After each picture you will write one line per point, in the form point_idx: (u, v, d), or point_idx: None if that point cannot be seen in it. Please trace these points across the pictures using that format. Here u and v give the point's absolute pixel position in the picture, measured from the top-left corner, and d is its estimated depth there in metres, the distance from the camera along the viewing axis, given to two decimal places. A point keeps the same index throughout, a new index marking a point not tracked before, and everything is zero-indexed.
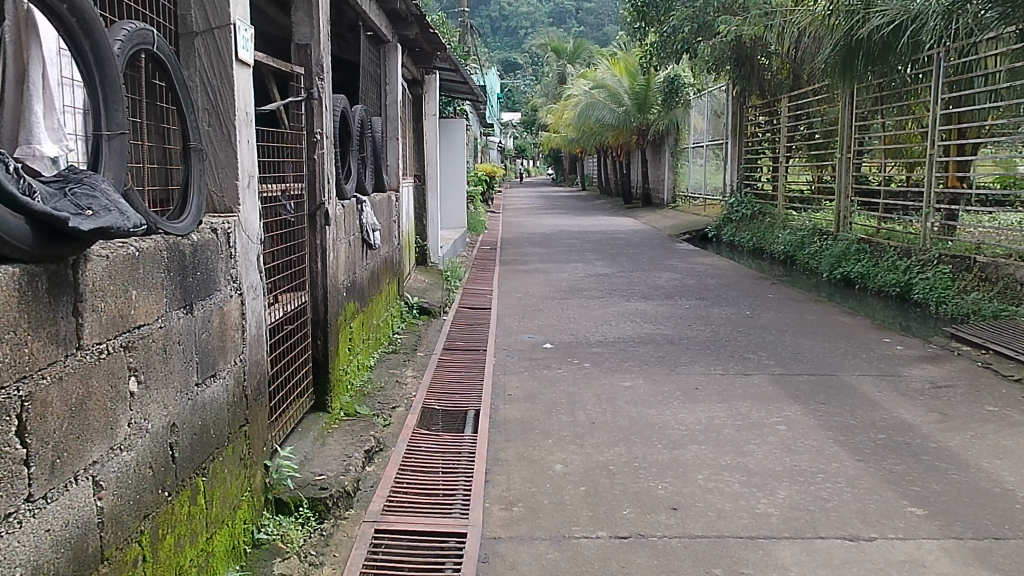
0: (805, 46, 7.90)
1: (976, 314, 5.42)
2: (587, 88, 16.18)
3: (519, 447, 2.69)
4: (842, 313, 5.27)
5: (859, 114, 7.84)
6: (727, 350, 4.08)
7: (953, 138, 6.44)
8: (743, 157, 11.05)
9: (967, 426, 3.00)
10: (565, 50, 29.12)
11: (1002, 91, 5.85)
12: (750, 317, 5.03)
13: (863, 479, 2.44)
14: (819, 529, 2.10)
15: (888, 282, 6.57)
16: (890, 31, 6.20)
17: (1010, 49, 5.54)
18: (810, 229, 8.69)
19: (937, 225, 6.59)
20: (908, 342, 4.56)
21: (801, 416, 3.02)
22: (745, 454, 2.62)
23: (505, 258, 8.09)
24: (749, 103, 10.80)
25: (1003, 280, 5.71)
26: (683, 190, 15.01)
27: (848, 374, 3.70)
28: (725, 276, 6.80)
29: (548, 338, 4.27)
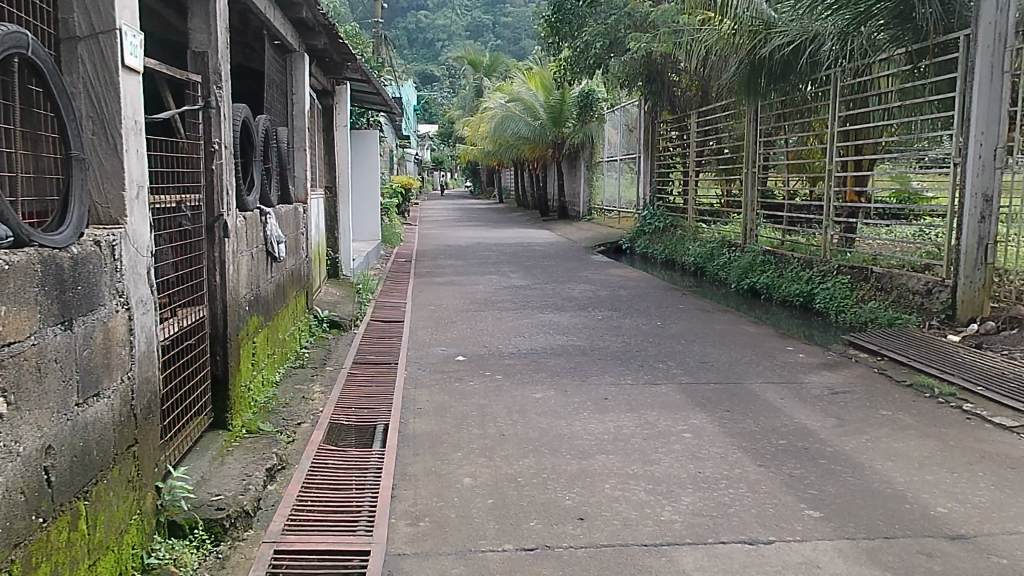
0: (713, 63, 8.17)
1: (873, 322, 5.69)
2: (502, 101, 16.30)
3: (427, 461, 2.67)
4: (748, 323, 5.44)
5: (764, 131, 8.13)
6: (637, 360, 4.16)
7: (851, 154, 6.77)
8: (655, 170, 11.32)
9: (862, 430, 3.13)
10: (481, 64, 29.27)
11: (895, 111, 6.20)
12: (661, 328, 5.13)
13: (763, 484, 2.51)
14: (720, 534, 2.15)
15: (792, 292, 6.84)
16: (790, 51, 6.88)
17: (901, 70, 6.02)
18: (718, 241, 8.97)
19: (836, 237, 6.93)
20: (809, 350, 4.74)
21: (707, 423, 3.09)
22: (652, 462, 2.66)
23: (420, 270, 8.04)
24: (660, 118, 11.09)
25: (897, 290, 6.07)
26: (598, 203, 15.28)
27: (752, 382, 3.81)
28: (637, 288, 6.94)
29: (460, 351, 4.27)
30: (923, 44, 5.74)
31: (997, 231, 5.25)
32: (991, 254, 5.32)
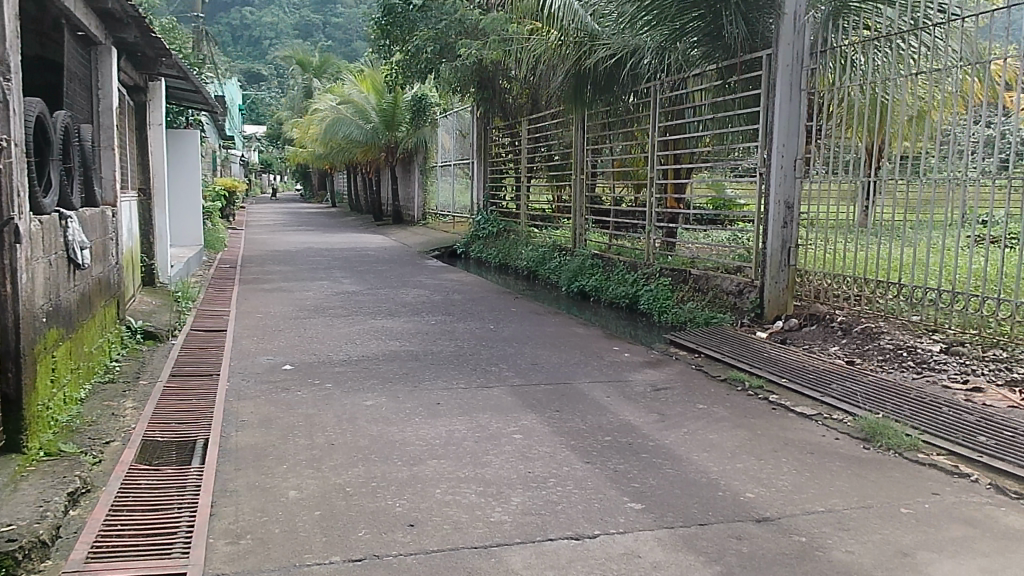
0: (542, 71, 8.42)
1: (691, 321, 6.04)
2: (333, 104, 16.01)
3: (250, 476, 2.56)
4: (577, 324, 5.63)
5: (590, 139, 8.46)
6: (470, 364, 4.19)
7: (670, 163, 7.19)
8: (488, 176, 11.50)
9: (681, 424, 3.32)
10: (310, 64, 28.58)
11: (707, 123, 6.65)
12: (494, 331, 5.20)
13: (589, 480, 2.59)
14: (547, 531, 2.20)
15: (618, 294, 7.15)
16: (612, 63, 7.32)
17: (712, 85, 6.47)
18: (549, 245, 9.24)
19: (659, 241, 7.35)
20: (633, 349, 4.96)
21: (536, 424, 3.16)
22: (482, 465, 2.69)
23: (246, 277, 7.72)
24: (492, 124, 11.29)
25: (712, 291, 6.52)
26: (432, 208, 15.32)
27: (580, 381, 3.94)
28: (471, 292, 7.01)
29: (288, 360, 4.13)
30: (732, 60, 6.21)
31: (798, 235, 5.83)
32: (793, 257, 5.89)
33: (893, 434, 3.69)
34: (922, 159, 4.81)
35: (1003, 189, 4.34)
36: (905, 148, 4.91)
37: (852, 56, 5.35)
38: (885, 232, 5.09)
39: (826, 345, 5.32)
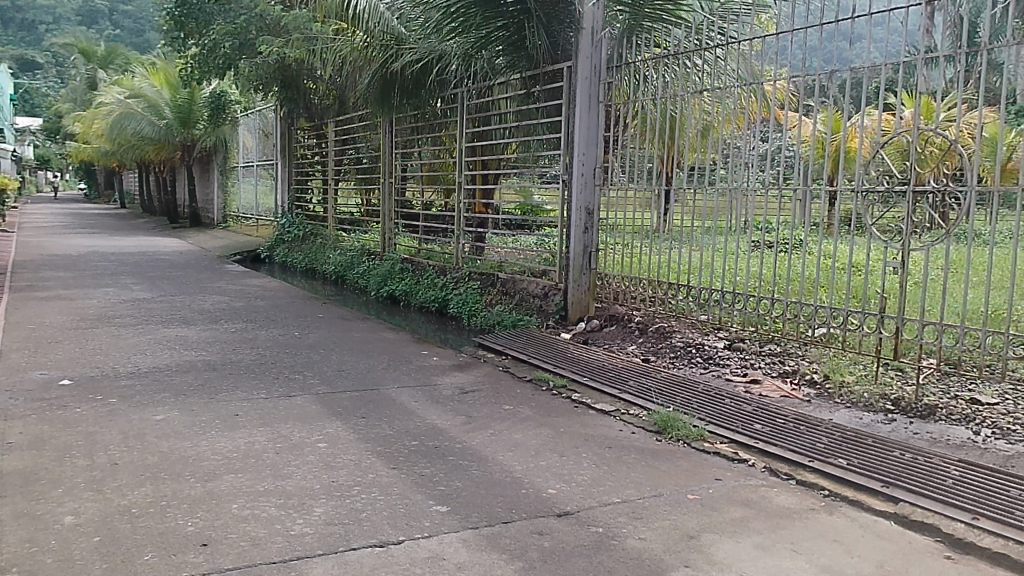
0: (348, 73, 8.32)
1: (499, 324, 6.18)
2: (121, 97, 14.89)
3: (16, 503, 2.32)
4: (385, 329, 5.58)
5: (398, 143, 8.46)
6: (272, 372, 4.04)
7: (477, 169, 7.33)
8: (293, 177, 11.17)
9: (487, 425, 3.39)
10: (95, 54, 26.44)
11: (512, 130, 6.88)
12: (298, 338, 5.05)
13: (395, 486, 2.58)
14: (350, 540, 2.17)
15: (427, 298, 7.19)
16: (419, 68, 7.38)
17: (517, 94, 6.68)
18: (358, 249, 9.13)
19: (468, 246, 7.49)
20: (442, 353, 5.00)
21: (341, 432, 3.10)
22: (283, 477, 2.60)
23: (17, 284, 7.00)
24: (297, 124, 10.98)
25: (519, 294, 6.72)
26: (234, 210, 14.65)
27: (388, 387, 3.91)
28: (275, 297, 6.77)
29: (66, 374, 3.79)
30: (534, 71, 6.45)
31: (599, 239, 6.14)
32: (593, 260, 6.19)
33: (683, 426, 3.97)
34: (708, 170, 5.21)
35: (779, 199, 4.76)
36: (696, 161, 5.29)
37: (644, 71, 5.73)
38: (678, 238, 5.47)
39: (624, 345, 5.65)
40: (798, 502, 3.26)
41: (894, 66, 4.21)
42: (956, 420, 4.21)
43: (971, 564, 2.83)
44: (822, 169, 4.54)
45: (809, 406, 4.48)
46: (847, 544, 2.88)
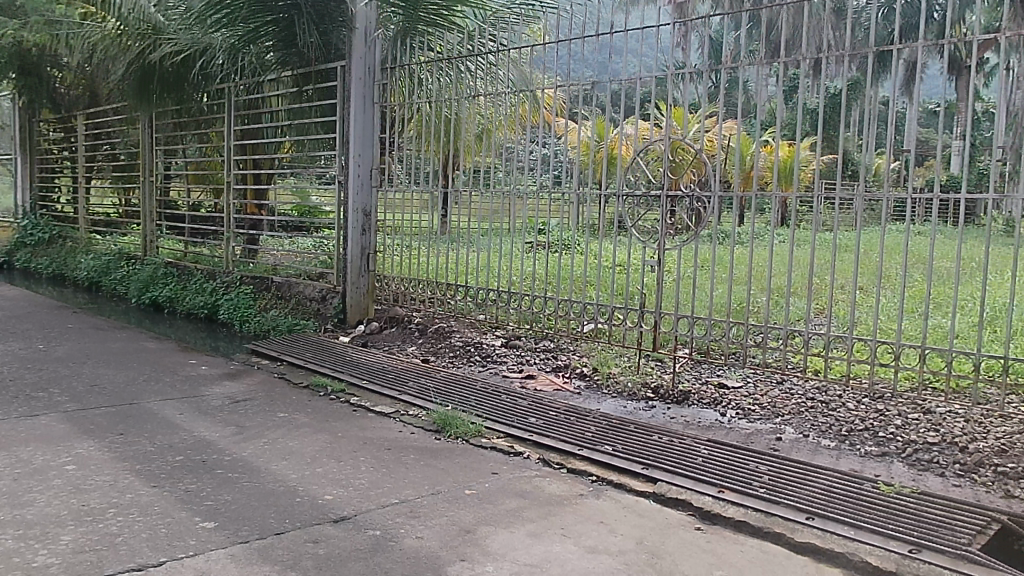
0: (100, 63, 7.72)
1: (274, 330, 6.03)
2: None
3: None
4: (146, 338, 5.22)
5: (159, 139, 7.95)
6: (10, 390, 3.64)
7: (248, 168, 7.10)
8: (36, 175, 10.15)
9: (260, 436, 3.33)
10: None
11: (284, 128, 6.73)
12: (43, 351, 4.59)
13: (156, 505, 2.46)
14: (104, 567, 2.04)
15: (196, 304, 6.81)
16: (180, 61, 7.06)
17: (289, 91, 6.56)
18: (114, 253, 8.47)
19: (239, 248, 7.19)
20: (211, 361, 4.77)
21: (94, 451, 2.88)
22: (24, 504, 2.37)
23: None
24: (39, 116, 9.98)
25: (295, 298, 6.56)
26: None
27: (148, 400, 3.67)
28: (15, 307, 6.11)
29: None
30: (306, 68, 6.35)
31: (377, 241, 6.15)
32: (372, 262, 6.19)
33: (461, 423, 4.05)
34: (487, 173, 5.39)
35: (553, 201, 5.03)
36: (476, 163, 5.45)
37: (420, 74, 5.82)
38: (459, 239, 5.61)
39: (403, 346, 5.70)
40: (568, 489, 3.44)
41: (651, 79, 4.59)
42: (706, 403, 4.68)
43: (717, 533, 3.15)
44: (590, 173, 4.85)
45: (579, 397, 4.76)
46: (611, 524, 3.09)
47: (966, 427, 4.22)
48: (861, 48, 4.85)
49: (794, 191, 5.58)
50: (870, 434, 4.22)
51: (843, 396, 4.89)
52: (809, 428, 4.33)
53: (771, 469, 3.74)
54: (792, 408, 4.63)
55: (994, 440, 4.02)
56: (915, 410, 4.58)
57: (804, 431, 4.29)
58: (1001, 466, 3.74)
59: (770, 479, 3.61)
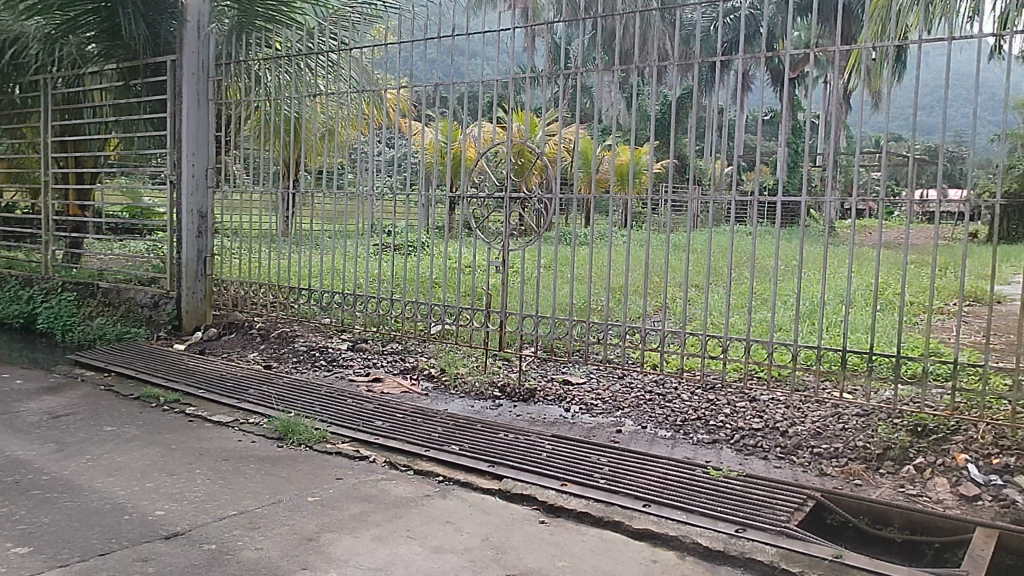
0: None
1: (101, 339, 5.66)
2: None
3: None
4: None
5: None
6: None
7: (71, 166, 6.68)
8: None
9: (83, 452, 3.31)
10: None
11: (109, 124, 6.38)
12: None
13: None
14: None
15: (9, 313, 6.28)
16: None
17: (114, 85, 6.17)
18: None
19: (60, 253, 6.70)
20: (28, 377, 4.54)
21: None
22: None
23: None
24: None
25: (125, 304, 6.23)
26: None
27: None
28: None
29: None
30: (133, 61, 6.00)
31: (214, 243, 5.93)
32: (209, 266, 5.97)
33: (305, 429, 3.96)
34: (336, 174, 5.33)
35: (400, 203, 5.05)
36: (320, 164, 5.39)
37: (257, 70, 5.67)
38: (304, 241, 5.53)
39: (244, 352, 5.54)
40: (414, 490, 3.46)
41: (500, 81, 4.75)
42: (551, 400, 4.82)
43: (559, 525, 3.25)
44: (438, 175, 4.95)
45: (427, 399, 4.77)
46: (457, 523, 3.13)
47: (786, 413, 4.57)
48: (693, 59, 5.20)
49: (634, 193, 5.86)
50: (702, 423, 4.47)
51: (677, 388, 5.15)
52: (647, 420, 4.54)
53: (610, 461, 3.89)
54: (631, 401, 4.84)
55: (811, 423, 4.37)
56: (743, 399, 4.91)
57: (643, 423, 4.50)
58: (816, 447, 4.06)
59: (610, 470, 3.76)
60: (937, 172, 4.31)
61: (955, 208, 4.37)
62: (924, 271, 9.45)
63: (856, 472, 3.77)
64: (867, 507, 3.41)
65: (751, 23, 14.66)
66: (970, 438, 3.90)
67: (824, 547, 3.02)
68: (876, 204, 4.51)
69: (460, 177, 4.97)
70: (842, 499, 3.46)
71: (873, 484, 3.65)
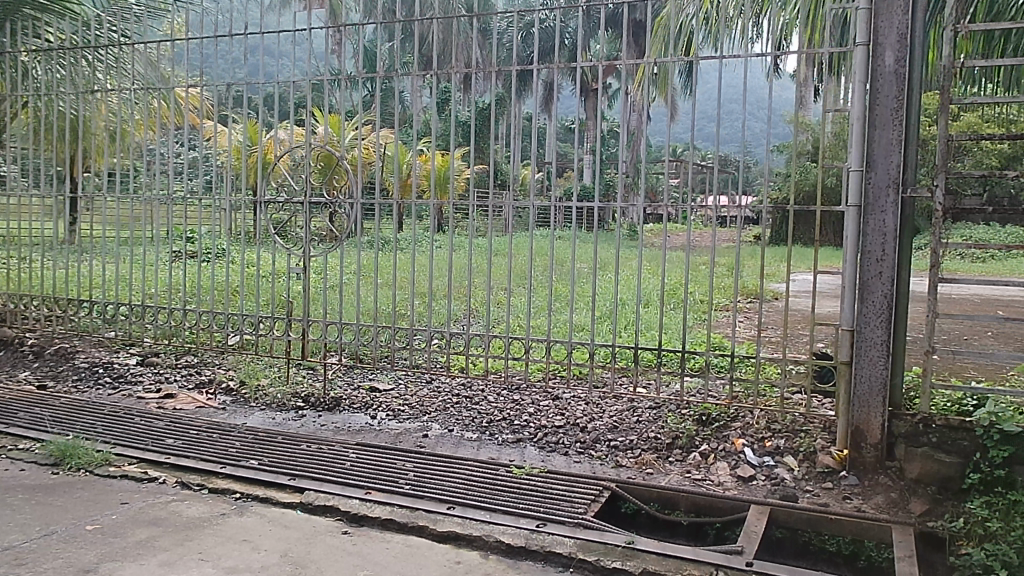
0: None
1: None
2: None
3: None
4: None
5: None
6: None
7: None
8: None
9: None
10: None
11: None
12: None
13: None
14: None
15: None
16: None
17: None
18: None
19: None
20: None
21: None
22: None
23: None
24: None
25: None
26: None
27: None
28: None
29: None
30: None
31: None
32: None
33: (84, 453, 3.68)
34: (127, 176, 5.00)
35: (190, 206, 4.95)
36: (109, 166, 5.07)
37: (26, 63, 5.20)
38: (87, 248, 5.18)
39: (15, 372, 5.10)
40: (208, 510, 3.31)
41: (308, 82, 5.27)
42: (357, 408, 4.76)
43: (363, 534, 3.22)
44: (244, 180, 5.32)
45: (224, 413, 4.57)
46: (255, 541, 3.02)
47: (586, 409, 4.77)
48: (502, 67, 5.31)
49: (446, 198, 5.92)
50: (507, 423, 4.58)
51: (484, 390, 5.25)
52: (453, 423, 4.59)
53: (416, 466, 3.90)
54: (438, 405, 4.87)
55: (608, 418, 4.61)
56: (546, 398, 5.07)
57: (449, 426, 4.54)
58: (613, 440, 4.28)
59: (415, 475, 3.76)
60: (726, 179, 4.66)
61: (743, 212, 4.72)
62: (713, 270, 10.21)
63: (648, 461, 4.01)
64: (656, 493, 3.64)
65: (556, 35, 15.23)
66: (746, 424, 4.26)
67: (617, 535, 3.18)
68: (673, 209, 4.81)
69: (262, 180, 5.08)
70: (634, 488, 3.67)
71: (663, 472, 3.89)
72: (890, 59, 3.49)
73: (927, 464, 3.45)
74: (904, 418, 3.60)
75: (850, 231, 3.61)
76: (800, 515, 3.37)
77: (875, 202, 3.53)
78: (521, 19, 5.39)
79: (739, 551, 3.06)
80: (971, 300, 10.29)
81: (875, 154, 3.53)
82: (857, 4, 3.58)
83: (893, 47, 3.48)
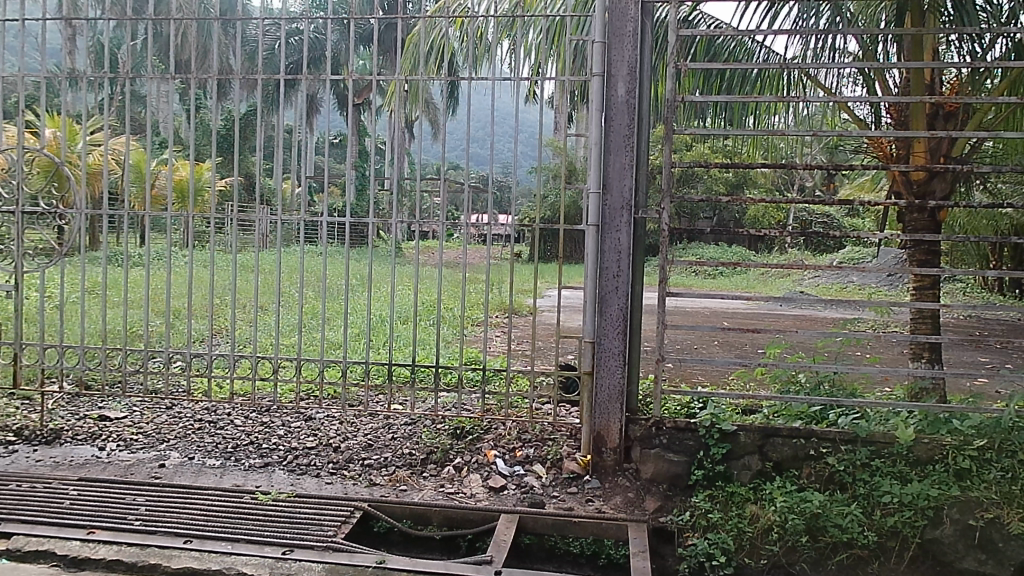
0: None
1: None
2: None
3: None
4: None
5: None
6: None
7: None
8: None
9: None
10: None
11: None
12: None
13: None
14: None
15: None
16: None
17: None
18: None
19: None
20: None
21: None
22: None
23: None
24: None
25: None
26: None
27: None
28: None
29: None
30: None
31: None
32: None
33: None
34: None
35: None
36: None
37: None
38: None
39: None
40: None
41: (31, 80, 4.73)
42: (81, 439, 4.31)
43: None
44: None
45: None
46: None
47: (339, 428, 4.65)
48: (255, 74, 5.03)
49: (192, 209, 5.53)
50: (254, 448, 4.36)
51: (230, 413, 4.95)
52: (194, 450, 4.29)
53: (149, 499, 3.58)
54: (177, 433, 4.53)
55: (362, 436, 4.52)
56: (297, 419, 4.87)
57: (189, 454, 4.23)
58: (366, 459, 4.21)
59: (147, 510, 3.46)
60: (485, 199, 4.76)
61: (502, 231, 4.84)
62: (473, 287, 10.44)
63: (401, 478, 3.98)
64: (409, 510, 3.63)
65: (315, 47, 14.93)
66: (498, 436, 4.37)
67: (368, 555, 3.12)
68: (436, 227, 4.82)
69: None
70: (387, 506, 3.63)
71: (417, 488, 3.88)
72: (623, 90, 3.75)
73: (659, 464, 3.73)
74: (639, 423, 3.84)
75: (589, 249, 3.82)
76: (546, 520, 3.49)
77: (611, 222, 3.78)
78: (278, 27, 5.13)
79: (488, 561, 3.11)
80: (701, 312, 11.36)
81: (610, 177, 3.77)
82: (593, 37, 3.81)
83: (624, 78, 3.74)
